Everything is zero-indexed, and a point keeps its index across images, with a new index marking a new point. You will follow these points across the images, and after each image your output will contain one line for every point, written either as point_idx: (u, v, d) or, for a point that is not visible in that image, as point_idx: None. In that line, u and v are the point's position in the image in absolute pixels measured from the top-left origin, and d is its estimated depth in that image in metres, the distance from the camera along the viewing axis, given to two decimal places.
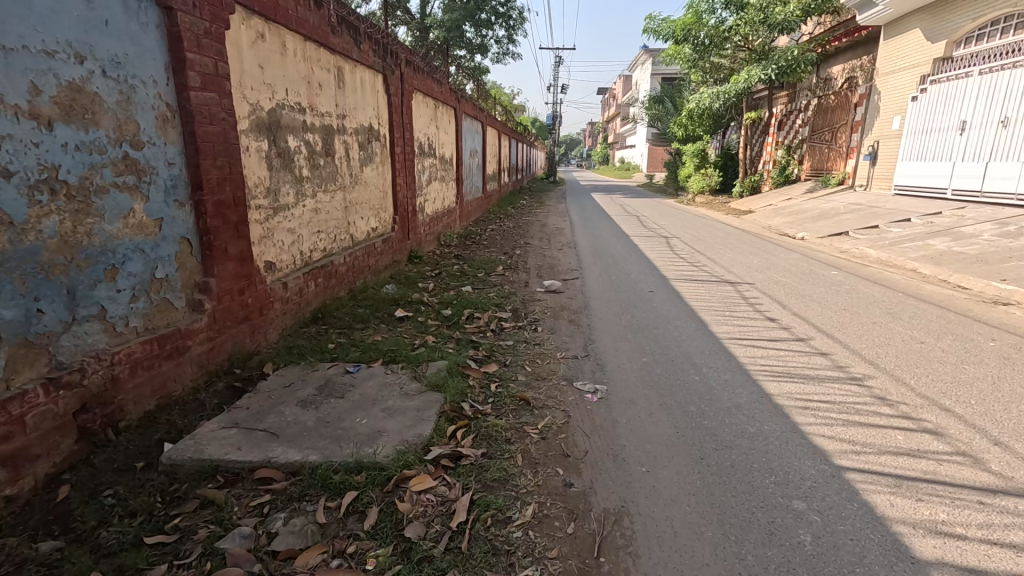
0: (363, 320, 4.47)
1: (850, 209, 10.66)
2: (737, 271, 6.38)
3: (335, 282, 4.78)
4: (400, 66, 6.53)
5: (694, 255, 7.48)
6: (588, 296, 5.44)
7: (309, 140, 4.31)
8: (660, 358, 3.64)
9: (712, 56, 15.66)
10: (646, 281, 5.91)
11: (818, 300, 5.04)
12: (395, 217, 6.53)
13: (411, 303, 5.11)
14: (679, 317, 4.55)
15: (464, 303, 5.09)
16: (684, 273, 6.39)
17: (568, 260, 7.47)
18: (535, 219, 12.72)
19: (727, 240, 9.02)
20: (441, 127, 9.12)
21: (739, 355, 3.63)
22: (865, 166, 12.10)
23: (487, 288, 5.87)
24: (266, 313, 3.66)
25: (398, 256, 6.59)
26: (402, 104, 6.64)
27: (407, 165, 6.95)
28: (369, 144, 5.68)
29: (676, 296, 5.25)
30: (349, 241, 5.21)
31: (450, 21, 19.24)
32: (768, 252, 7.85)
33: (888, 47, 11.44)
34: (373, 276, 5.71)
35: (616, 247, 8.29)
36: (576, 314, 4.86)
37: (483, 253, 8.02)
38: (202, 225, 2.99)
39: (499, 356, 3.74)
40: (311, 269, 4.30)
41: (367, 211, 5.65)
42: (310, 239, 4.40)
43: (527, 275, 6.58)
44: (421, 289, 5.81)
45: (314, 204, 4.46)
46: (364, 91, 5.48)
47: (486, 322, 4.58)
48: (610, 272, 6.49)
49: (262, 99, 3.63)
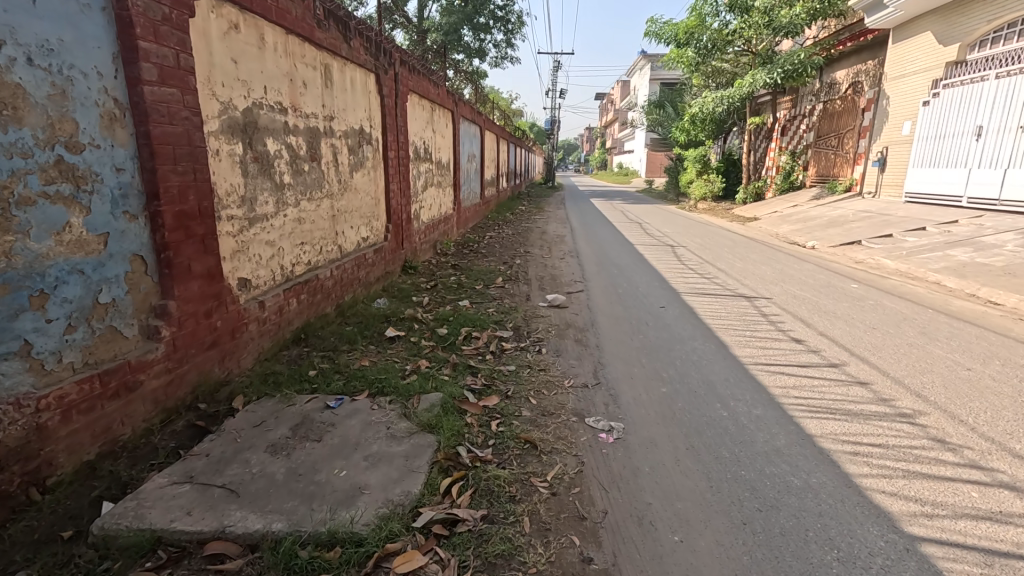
0: (351, 340, 4.08)
1: (860, 217, 10.33)
2: (751, 284, 6.01)
3: (321, 298, 4.39)
4: (395, 65, 6.17)
5: (704, 266, 7.10)
6: (595, 312, 5.04)
7: (291, 143, 3.93)
8: (681, 388, 3.25)
9: (715, 60, 15.38)
10: (656, 295, 5.52)
11: (844, 318, 4.66)
12: (389, 225, 6.15)
13: (403, 321, 4.71)
14: (696, 337, 4.16)
15: (461, 320, 4.70)
16: (695, 285, 6.01)
17: (570, 271, 7.09)
18: (535, 226, 12.36)
19: (736, 249, 8.65)
20: (438, 130, 8.75)
21: (769, 385, 3.24)
22: (874, 173, 11.79)
23: (487, 303, 5.49)
24: (239, 337, 3.25)
25: (391, 267, 6.20)
26: (396, 106, 6.28)
27: (402, 169, 6.58)
28: (360, 148, 5.30)
29: (690, 312, 4.87)
30: (337, 253, 4.82)
31: (448, 25, 18.97)
32: (780, 262, 7.48)
33: (897, 51, 11.15)
34: (363, 290, 5.33)
35: (620, 256, 7.92)
36: (582, 333, 4.46)
37: (482, 263, 7.64)
38: (159, 240, 2.59)
39: (500, 384, 3.34)
40: (293, 285, 3.91)
41: (357, 219, 5.27)
42: (293, 252, 4.01)
43: (529, 287, 6.19)
44: (416, 303, 5.42)
45: (298, 214, 4.07)
46: (355, 91, 5.11)
47: (485, 343, 4.18)
48: (616, 284, 6.11)
49: (235, 97, 3.25)
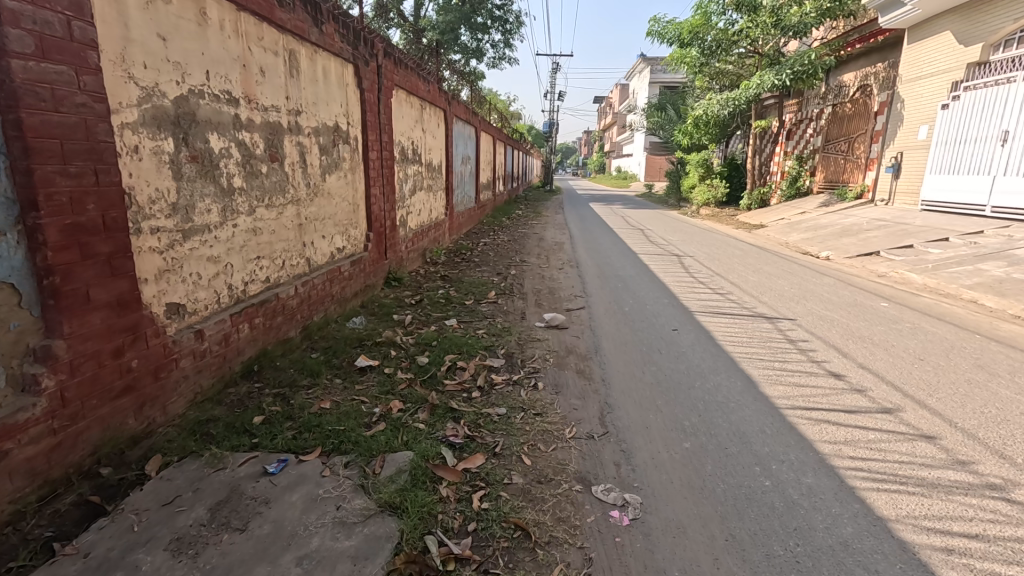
0: (314, 373, 3.47)
1: (874, 226, 9.77)
2: (770, 302, 5.42)
3: (281, 321, 3.78)
4: (378, 57, 5.59)
5: (715, 279, 6.52)
6: (599, 336, 4.44)
7: (243, 141, 3.32)
8: (708, 442, 2.64)
9: (720, 61, 14.85)
10: (666, 315, 4.93)
11: (883, 346, 4.07)
12: (369, 234, 5.54)
13: (379, 345, 4.11)
14: (718, 370, 3.57)
15: (447, 345, 4.11)
16: (708, 302, 5.43)
17: (570, 283, 6.50)
18: (532, 232, 11.76)
19: (748, 259, 8.08)
20: (429, 130, 8.17)
21: (816, 440, 2.65)
22: (887, 179, 11.25)
23: (476, 322, 4.89)
24: (165, 377, 2.64)
25: (372, 280, 5.61)
26: (379, 102, 5.69)
27: (386, 172, 5.98)
28: (334, 147, 4.70)
29: (707, 337, 4.28)
30: (305, 267, 4.22)
31: (445, 23, 18.46)
32: (798, 275, 6.90)
33: (913, 52, 10.64)
34: (337, 309, 4.72)
35: (623, 268, 7.33)
36: (585, 363, 3.86)
37: (473, 274, 7.02)
38: (40, 263, 1.99)
39: (487, 435, 2.74)
40: (245, 309, 3.30)
41: (331, 228, 4.67)
42: (246, 269, 3.41)
43: (524, 303, 5.60)
44: (397, 323, 4.81)
45: (253, 223, 3.47)
46: (328, 85, 4.53)
47: (472, 376, 3.58)
48: (621, 300, 5.52)
49: (164, 82, 2.64)
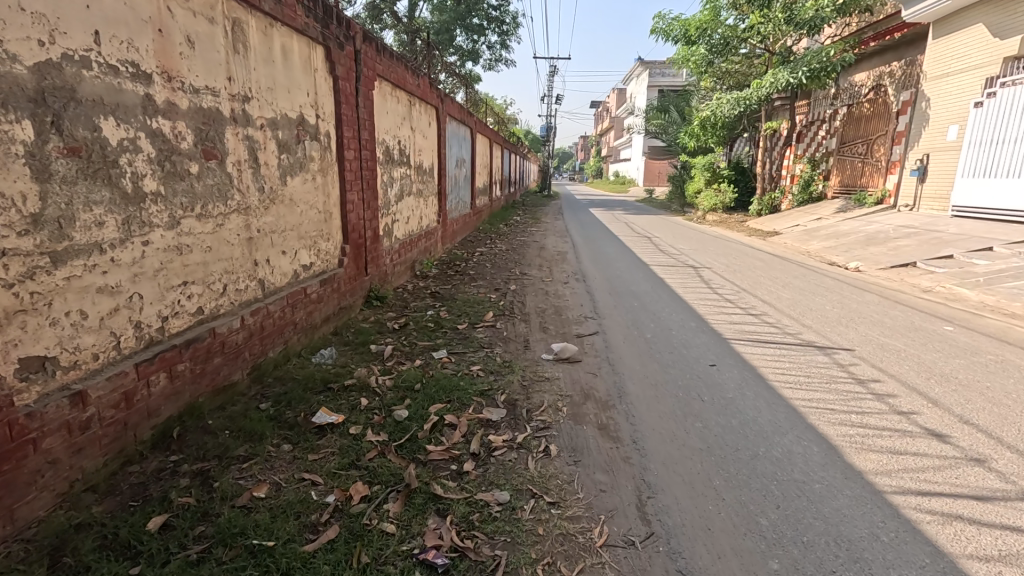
0: (255, 436, 2.64)
1: (903, 234, 9.01)
2: (816, 327, 4.60)
3: (219, 363, 2.94)
4: (355, 41, 4.78)
5: (743, 296, 5.74)
6: (621, 373, 3.64)
7: (159, 130, 2.51)
8: (805, 561, 1.83)
9: (727, 59, 14.11)
10: (698, 344, 4.11)
11: (976, 388, 3.27)
12: (345, 246, 4.73)
13: (346, 390, 3.27)
14: (782, 427, 2.77)
15: (434, 391, 3.27)
16: (743, 326, 4.64)
17: (578, 301, 5.70)
18: (531, 240, 10.95)
19: (772, 272, 7.31)
20: (419, 128, 7.36)
21: (959, 555, 1.84)
22: (911, 183, 10.52)
23: (470, 354, 4.06)
24: (13, 468, 1.81)
25: (348, 301, 4.79)
26: (358, 93, 4.88)
27: (366, 175, 5.16)
28: (297, 144, 3.88)
29: (755, 375, 3.49)
30: (258, 291, 3.39)
31: (440, 23, 17.85)
32: (835, 290, 6.13)
33: (940, 47, 9.95)
34: (300, 340, 3.88)
35: (636, 282, 6.54)
36: (607, 415, 3.04)
37: (468, 290, 6.22)
38: None
39: (482, 549, 1.92)
40: (158, 354, 2.46)
41: (293, 241, 3.85)
42: (164, 300, 2.57)
43: (528, 327, 4.79)
44: (374, 357, 3.97)
45: (176, 239, 2.64)
46: (290, 67, 3.71)
47: (463, 437, 2.75)
48: (641, 324, 4.70)
49: (14, 41, 1.83)
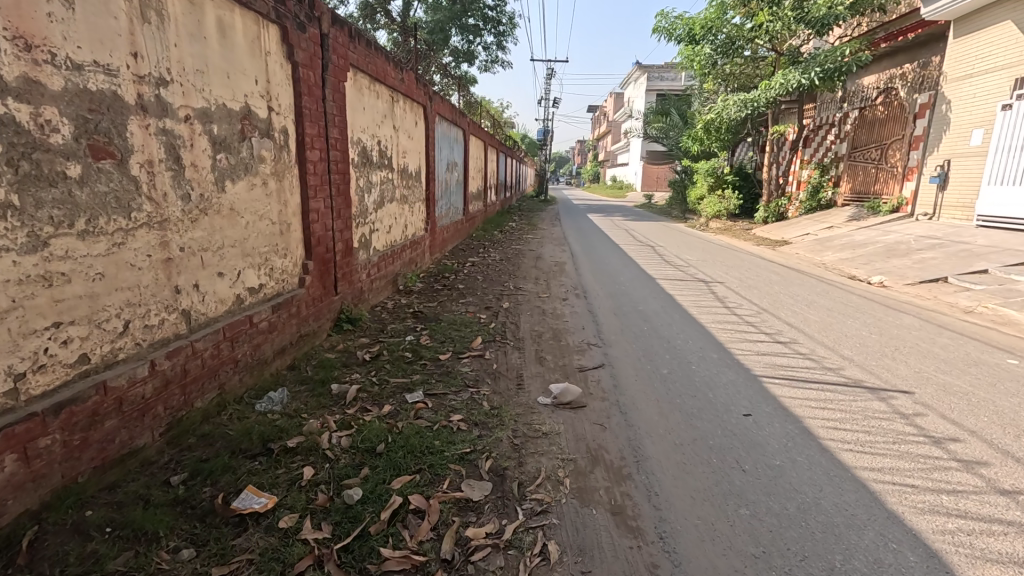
0: (146, 536, 1.95)
1: (926, 245, 8.38)
2: (860, 360, 3.92)
3: (114, 428, 2.24)
4: (320, 23, 4.09)
5: (767, 318, 5.08)
6: (636, 426, 2.94)
7: (4, 116, 1.80)
8: None
9: (733, 60, 13.50)
10: (726, 385, 3.42)
11: None
12: (307, 263, 4.02)
13: (287, 455, 2.56)
14: (856, 519, 2.08)
15: (400, 455, 2.57)
16: (775, 359, 3.95)
17: (579, 323, 5.02)
18: (527, 248, 10.27)
19: (791, 287, 6.66)
20: (404, 128, 6.67)
21: None
22: (931, 191, 9.93)
23: (451, 396, 3.36)
24: None
25: (311, 326, 4.09)
26: (324, 84, 4.19)
27: (335, 179, 4.47)
28: (240, 141, 3.17)
29: (801, 431, 2.81)
30: (182, 325, 2.70)
31: (434, 23, 17.24)
32: (867, 310, 5.48)
33: (963, 47, 9.39)
34: (242, 380, 3.17)
35: (642, 299, 5.85)
36: (622, 492, 2.35)
37: (455, 308, 5.54)
38: None
39: None
40: (2, 431, 1.77)
41: (235, 260, 3.15)
42: (18, 351, 1.87)
43: (521, 358, 4.09)
44: (333, 400, 3.26)
45: (41, 267, 1.94)
46: (229, 47, 3.02)
47: (430, 533, 2.05)
48: (654, 355, 4.01)
49: None
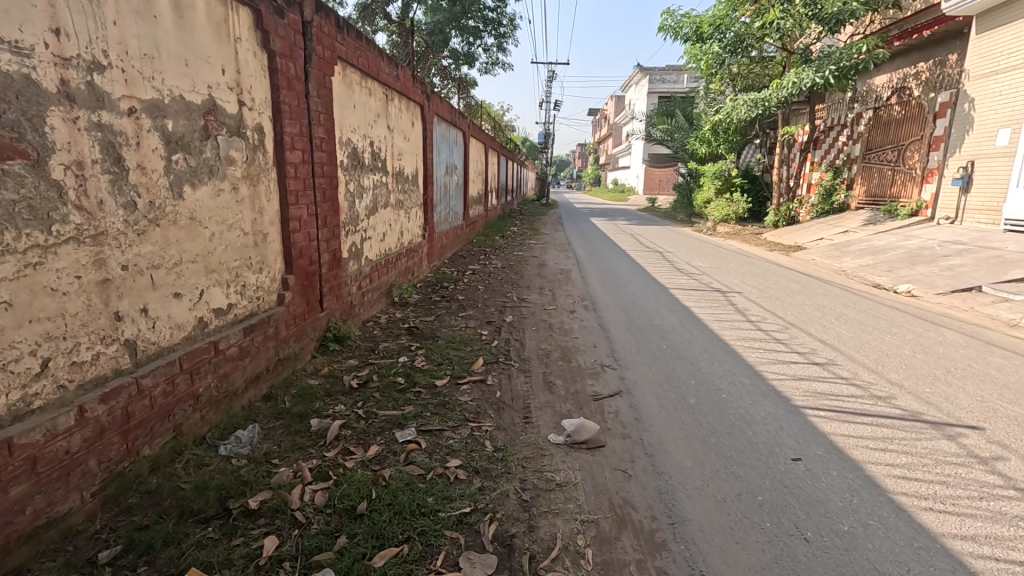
0: None
1: (952, 251, 7.95)
2: (912, 386, 3.45)
3: (22, 496, 1.78)
4: (302, 8, 3.65)
5: (796, 334, 4.64)
6: (667, 475, 2.48)
7: None
8: None
9: (742, 59, 13.07)
10: (765, 420, 2.96)
11: None
12: (287, 278, 3.58)
13: (248, 518, 2.11)
14: None
15: (386, 519, 2.11)
16: (815, 385, 3.49)
17: (590, 340, 4.57)
18: (530, 255, 9.85)
19: (814, 298, 6.23)
20: (399, 128, 6.23)
21: None
22: (953, 194, 9.50)
23: (448, 434, 2.90)
24: None
25: (292, 348, 3.64)
26: (306, 77, 3.75)
27: (320, 183, 4.02)
28: (203, 140, 2.74)
29: (864, 484, 2.36)
30: (124, 358, 2.25)
31: (434, 24, 16.85)
32: (905, 324, 5.04)
33: (986, 42, 8.97)
34: (205, 418, 2.72)
35: (657, 313, 5.41)
36: (659, 570, 1.89)
37: (454, 323, 5.10)
38: None
39: None
40: None
41: (196, 278, 2.70)
42: None
43: (528, 384, 3.63)
44: (311, 440, 2.80)
45: None
46: (186, 29, 2.58)
47: None
48: (678, 382, 3.55)
49: None
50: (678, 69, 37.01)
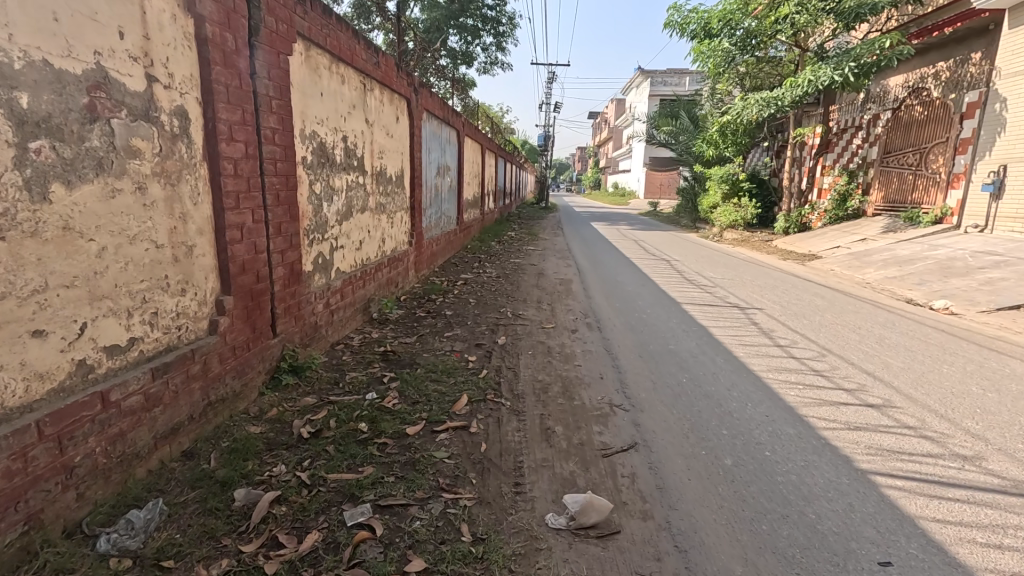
0: None
1: (989, 262, 7.30)
2: (1001, 442, 2.75)
3: None
4: None
5: (840, 364, 3.94)
6: None
7: None
8: None
9: (751, 57, 12.42)
10: (830, 496, 2.26)
11: None
12: (222, 300, 2.87)
13: None
14: None
15: None
16: (880, 438, 2.79)
17: (595, 370, 3.86)
18: (527, 262, 9.17)
19: (846, 315, 5.56)
20: (379, 122, 5.54)
21: None
22: (982, 200, 8.88)
23: (414, 513, 2.21)
24: None
25: (229, 387, 2.93)
26: (252, 52, 3.06)
27: (272, 184, 3.33)
28: (87, 123, 2.05)
29: None
30: None
31: (432, 21, 16.22)
32: (959, 350, 4.36)
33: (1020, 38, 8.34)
34: (84, 497, 2.02)
35: (672, 334, 4.71)
36: None
37: (438, 346, 4.41)
38: None
39: None
40: None
41: (72, 308, 2.00)
42: None
43: (522, 432, 2.93)
44: (229, 523, 2.11)
45: None
46: None
47: None
48: (707, 433, 2.85)
49: None
50: (680, 71, 36.37)
